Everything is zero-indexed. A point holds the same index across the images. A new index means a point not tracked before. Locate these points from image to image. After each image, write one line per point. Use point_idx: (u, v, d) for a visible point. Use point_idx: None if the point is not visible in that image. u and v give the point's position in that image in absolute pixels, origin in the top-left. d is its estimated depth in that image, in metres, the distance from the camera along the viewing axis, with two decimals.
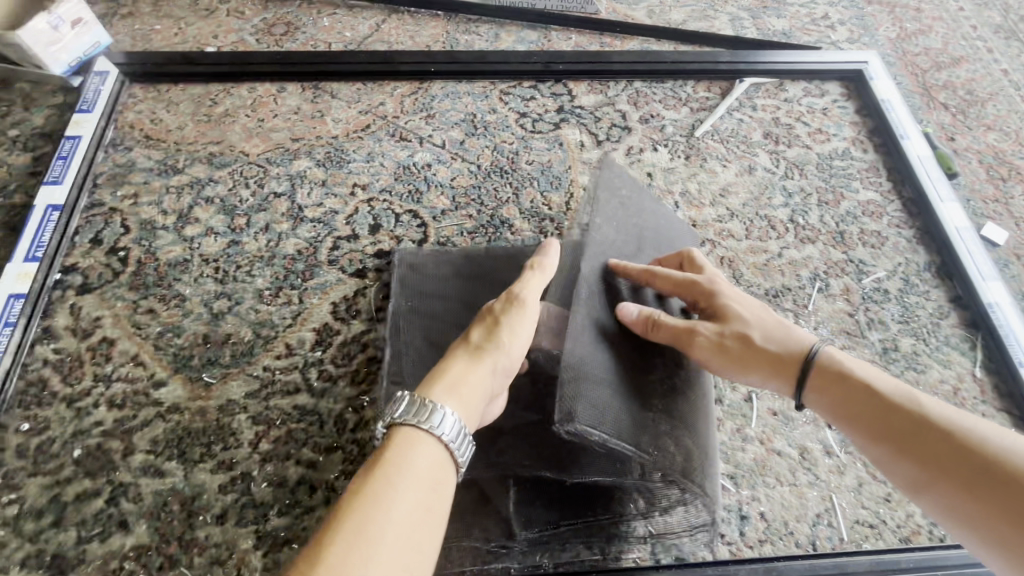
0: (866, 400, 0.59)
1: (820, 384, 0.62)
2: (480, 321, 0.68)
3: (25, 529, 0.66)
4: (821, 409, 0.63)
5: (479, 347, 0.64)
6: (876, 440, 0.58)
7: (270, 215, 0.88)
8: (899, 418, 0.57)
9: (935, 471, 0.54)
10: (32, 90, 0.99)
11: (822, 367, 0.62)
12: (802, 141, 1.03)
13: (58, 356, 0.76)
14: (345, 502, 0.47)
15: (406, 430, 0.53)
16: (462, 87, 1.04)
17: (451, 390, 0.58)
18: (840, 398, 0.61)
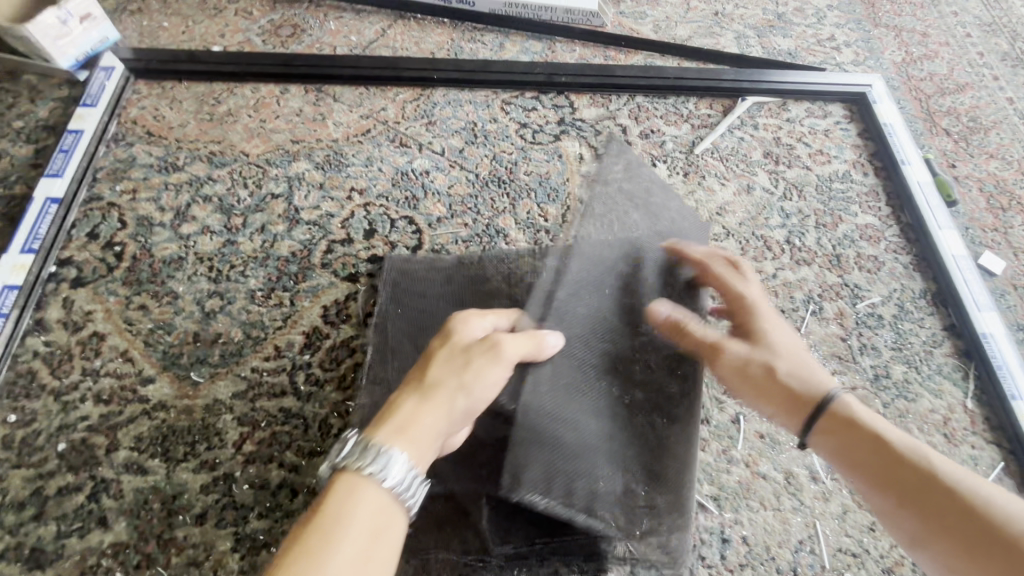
0: (872, 450, 0.59)
1: (831, 427, 0.62)
2: (442, 355, 0.61)
3: (5, 521, 0.66)
4: (827, 452, 0.62)
5: (436, 388, 0.57)
6: (878, 488, 0.58)
7: (266, 216, 0.89)
8: (904, 472, 0.56)
9: (937, 526, 0.53)
10: (38, 83, 1.00)
11: (836, 410, 0.62)
12: (803, 162, 1.03)
13: (48, 348, 0.77)
14: (281, 556, 0.45)
15: (347, 476, 0.50)
16: (464, 95, 1.04)
17: (402, 433, 0.53)
18: (847, 444, 0.60)
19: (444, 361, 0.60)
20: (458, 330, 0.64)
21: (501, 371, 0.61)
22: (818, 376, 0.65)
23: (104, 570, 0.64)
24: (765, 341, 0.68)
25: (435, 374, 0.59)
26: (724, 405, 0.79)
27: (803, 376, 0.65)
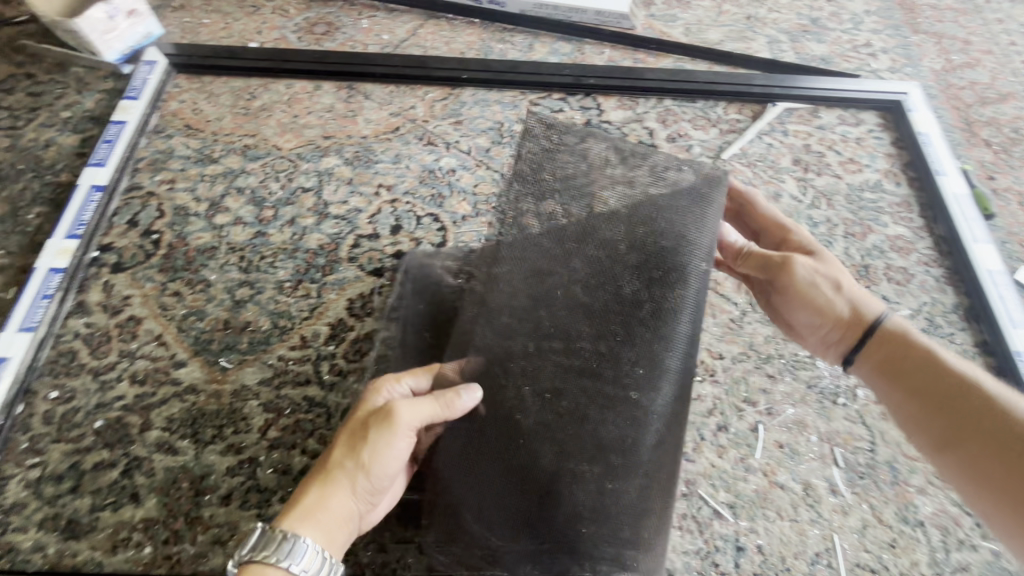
0: (922, 366, 0.66)
1: (884, 344, 0.69)
2: (346, 435, 0.67)
3: (45, 492, 0.69)
4: (871, 365, 0.70)
5: (338, 470, 0.64)
6: (912, 397, 0.66)
7: (296, 209, 0.91)
8: (948, 386, 0.64)
9: (962, 435, 0.61)
10: (86, 75, 1.04)
11: (889, 329, 0.70)
12: (833, 170, 1.01)
13: (89, 330, 0.80)
14: None
15: (256, 566, 0.58)
16: (492, 95, 1.05)
17: (305, 518, 0.61)
18: (895, 360, 0.68)
19: (346, 441, 0.66)
20: (366, 404, 0.69)
21: (400, 442, 0.65)
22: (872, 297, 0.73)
23: (135, 543, 0.67)
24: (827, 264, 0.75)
25: (339, 455, 0.65)
26: (744, 413, 0.79)
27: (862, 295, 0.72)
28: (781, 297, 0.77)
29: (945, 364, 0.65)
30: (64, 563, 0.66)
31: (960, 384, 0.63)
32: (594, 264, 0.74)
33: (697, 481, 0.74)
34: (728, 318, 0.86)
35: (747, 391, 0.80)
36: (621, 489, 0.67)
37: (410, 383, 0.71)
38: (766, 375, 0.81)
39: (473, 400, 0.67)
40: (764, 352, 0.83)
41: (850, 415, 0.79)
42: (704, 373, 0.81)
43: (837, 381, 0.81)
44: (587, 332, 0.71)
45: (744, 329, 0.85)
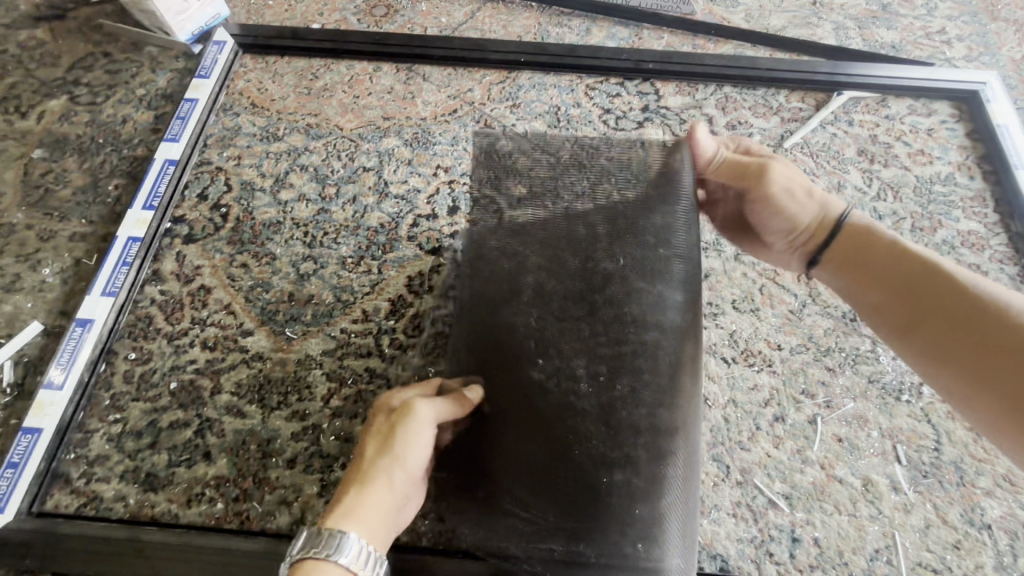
0: (882, 254, 0.67)
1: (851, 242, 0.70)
2: (373, 434, 0.68)
3: (125, 446, 0.74)
4: (838, 265, 0.70)
5: (373, 467, 0.65)
6: (875, 287, 0.66)
7: (357, 188, 0.93)
8: (909, 268, 0.64)
9: (925, 313, 0.62)
10: (158, 55, 1.08)
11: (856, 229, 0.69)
12: (901, 162, 0.98)
13: (163, 297, 0.84)
14: None
15: (310, 562, 0.57)
16: (549, 79, 1.05)
17: (350, 513, 0.62)
18: (864, 258, 0.68)
19: (366, 439, 0.68)
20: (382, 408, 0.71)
21: (429, 435, 0.68)
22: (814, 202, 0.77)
23: (207, 499, 0.71)
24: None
25: (363, 451, 0.67)
26: (802, 405, 0.77)
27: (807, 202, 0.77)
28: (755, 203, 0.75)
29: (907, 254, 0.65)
30: (144, 512, 0.70)
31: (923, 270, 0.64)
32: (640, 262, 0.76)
33: (752, 470, 0.73)
34: (788, 309, 0.84)
35: (805, 382, 0.79)
36: (661, 462, 0.68)
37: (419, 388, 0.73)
38: (826, 368, 0.80)
39: (477, 395, 0.72)
40: (824, 345, 0.81)
41: (914, 412, 0.77)
42: (761, 363, 0.80)
43: (901, 377, 0.79)
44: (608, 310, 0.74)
45: (804, 321, 0.83)
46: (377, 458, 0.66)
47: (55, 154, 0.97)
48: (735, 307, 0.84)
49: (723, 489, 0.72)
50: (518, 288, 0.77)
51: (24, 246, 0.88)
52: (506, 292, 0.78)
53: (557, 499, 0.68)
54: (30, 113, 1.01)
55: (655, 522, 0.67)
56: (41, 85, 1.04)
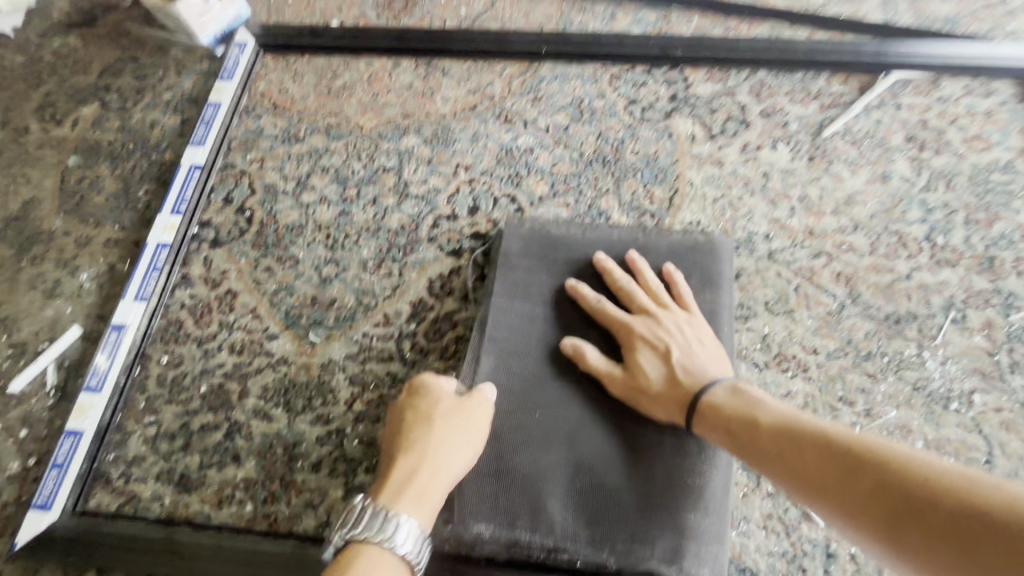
0: (740, 425, 0.60)
1: (703, 421, 0.63)
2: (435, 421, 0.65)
3: (160, 448, 0.76)
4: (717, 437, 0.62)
5: (439, 453, 0.63)
6: (762, 461, 0.57)
7: (378, 189, 0.93)
8: (766, 435, 0.57)
9: (810, 476, 0.52)
10: (183, 58, 1.09)
11: (706, 405, 0.63)
12: (953, 148, 0.90)
13: (193, 301, 0.86)
14: None
15: (369, 549, 0.55)
16: (572, 69, 1.02)
17: (419, 500, 0.60)
18: (722, 438, 0.61)
19: (424, 426, 0.65)
20: (431, 397, 0.67)
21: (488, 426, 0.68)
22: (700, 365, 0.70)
23: (237, 501, 0.73)
24: (674, 315, 0.72)
25: (425, 441, 0.63)
26: (839, 413, 0.73)
27: (683, 373, 0.67)
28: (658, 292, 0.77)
29: (743, 415, 0.60)
30: (178, 513, 0.72)
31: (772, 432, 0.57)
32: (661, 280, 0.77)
33: None
34: (825, 311, 0.80)
35: (843, 389, 0.75)
36: (683, 467, 0.66)
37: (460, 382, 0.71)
38: (866, 374, 0.75)
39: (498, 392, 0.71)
40: (865, 349, 0.77)
41: (964, 422, 0.72)
42: (796, 368, 0.76)
43: (950, 385, 0.74)
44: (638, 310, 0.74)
45: (843, 324, 0.79)
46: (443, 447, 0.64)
47: (89, 161, 1.00)
48: (767, 308, 0.80)
49: (753, 500, 0.70)
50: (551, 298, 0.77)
51: (63, 252, 0.92)
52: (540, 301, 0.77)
53: (594, 507, 0.66)
54: (66, 120, 1.04)
55: (699, 531, 0.64)
56: (74, 92, 1.07)
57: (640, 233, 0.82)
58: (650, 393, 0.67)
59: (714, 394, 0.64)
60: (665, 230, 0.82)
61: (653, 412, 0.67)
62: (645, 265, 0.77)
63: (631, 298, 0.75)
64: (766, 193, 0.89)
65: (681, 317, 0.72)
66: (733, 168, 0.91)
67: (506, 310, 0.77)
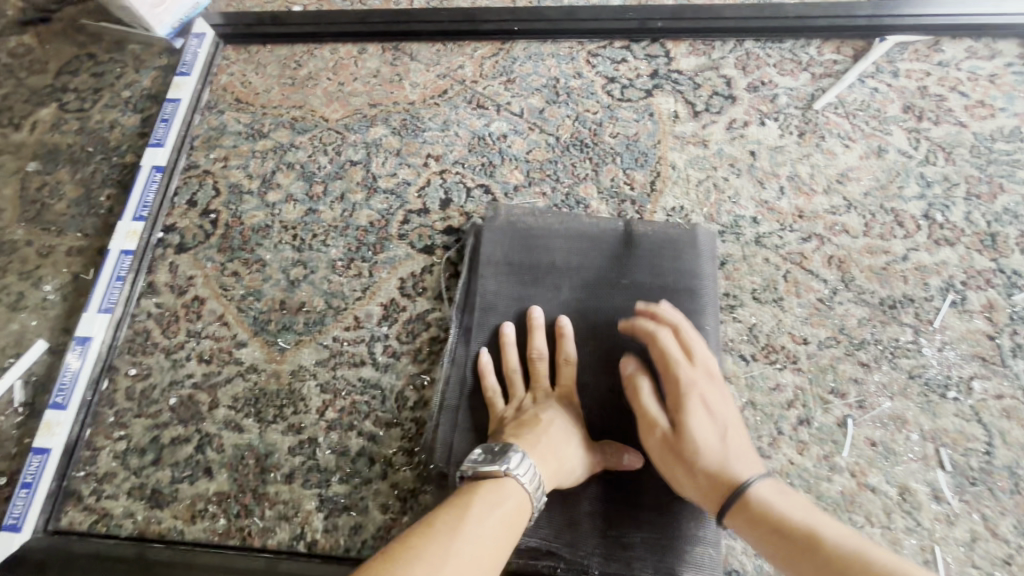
0: (766, 526, 0.54)
1: (741, 511, 0.56)
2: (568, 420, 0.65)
3: (131, 463, 0.75)
4: (744, 526, 0.56)
5: (555, 438, 0.63)
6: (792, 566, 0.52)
7: (346, 184, 0.89)
8: (790, 537, 0.52)
9: None
10: (141, 52, 1.04)
11: (750, 496, 0.56)
12: (955, 117, 0.84)
13: (159, 310, 0.83)
14: (437, 527, 0.50)
15: (509, 482, 0.57)
16: (547, 47, 0.96)
17: (534, 445, 0.61)
18: (764, 540, 0.54)
19: (575, 407, 0.67)
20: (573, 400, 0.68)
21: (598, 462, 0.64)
22: (741, 451, 0.59)
23: (210, 515, 0.71)
24: (722, 382, 0.64)
25: (563, 420, 0.65)
26: (830, 406, 0.70)
27: (728, 454, 0.59)
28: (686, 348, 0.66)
29: (805, 529, 0.52)
30: (151, 529, 0.71)
31: (801, 536, 0.52)
32: (635, 282, 0.75)
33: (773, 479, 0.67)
34: (816, 298, 0.76)
35: (834, 380, 0.71)
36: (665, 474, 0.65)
37: (590, 403, 0.69)
38: (859, 364, 0.72)
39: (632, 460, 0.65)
40: (858, 337, 0.73)
41: (962, 411, 0.69)
42: (785, 360, 0.72)
43: (947, 372, 0.70)
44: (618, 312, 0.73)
45: (834, 311, 0.75)
46: (583, 436, 0.65)
47: (49, 166, 0.96)
48: (755, 297, 0.76)
49: None
50: (528, 300, 0.75)
51: (26, 263, 0.89)
52: (517, 305, 0.75)
53: (582, 519, 0.64)
54: (23, 124, 1.00)
55: (688, 536, 0.63)
56: (30, 94, 1.03)
57: (624, 226, 0.78)
58: (693, 468, 0.59)
59: (767, 491, 0.56)
60: (651, 221, 0.79)
61: (687, 487, 0.60)
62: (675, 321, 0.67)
63: (680, 357, 0.64)
64: (753, 172, 0.84)
65: (715, 386, 0.63)
66: (718, 148, 0.86)
67: (483, 316, 0.75)
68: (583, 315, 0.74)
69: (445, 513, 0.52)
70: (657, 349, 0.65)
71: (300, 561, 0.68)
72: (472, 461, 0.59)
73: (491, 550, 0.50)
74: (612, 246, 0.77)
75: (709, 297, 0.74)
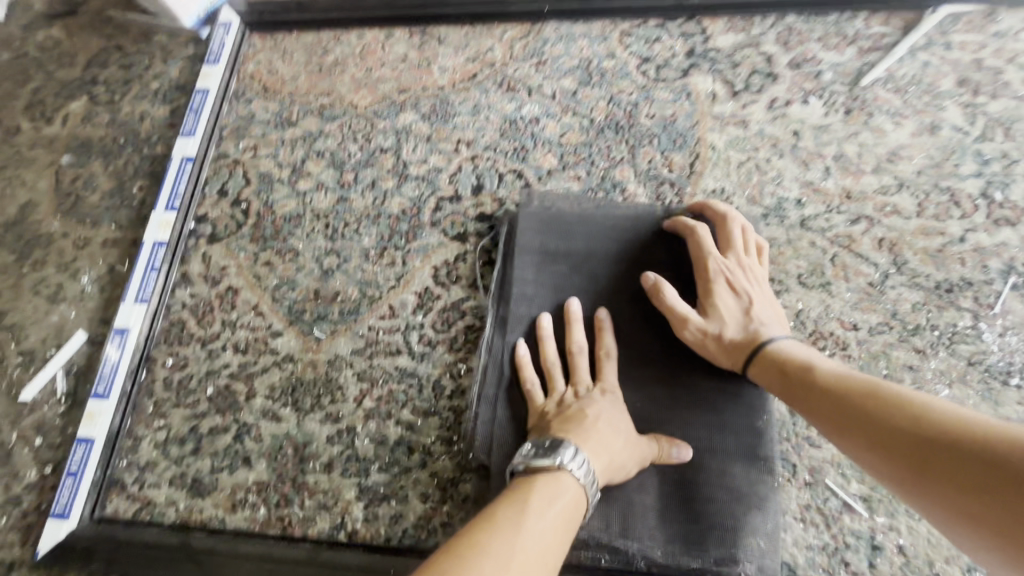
0: (777, 367, 0.61)
1: (760, 367, 0.63)
2: (613, 411, 0.64)
3: (171, 452, 0.75)
4: (762, 371, 0.62)
5: (602, 428, 0.61)
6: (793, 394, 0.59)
7: (376, 172, 0.88)
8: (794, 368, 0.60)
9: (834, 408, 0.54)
10: (168, 42, 1.04)
11: (768, 354, 0.62)
12: (1014, 90, 0.80)
13: (194, 300, 0.83)
14: (500, 519, 0.50)
15: (565, 478, 0.56)
16: (578, 28, 0.93)
17: (585, 438, 0.60)
18: (774, 379, 0.61)
19: (619, 401, 0.65)
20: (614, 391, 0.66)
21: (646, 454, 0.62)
22: (773, 324, 0.65)
23: (250, 504, 0.71)
24: (754, 270, 0.69)
25: (607, 412, 0.64)
26: None
27: (755, 328, 0.65)
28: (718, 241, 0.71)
29: (802, 363, 0.59)
30: (193, 518, 0.71)
31: (807, 369, 0.59)
32: (679, 272, 0.72)
33: (823, 469, 0.65)
34: (866, 282, 0.72)
35: (888, 368, 0.68)
36: (716, 467, 0.64)
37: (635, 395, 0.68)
38: (914, 350, 0.69)
39: (679, 452, 0.63)
40: (912, 322, 0.70)
41: None
42: (834, 347, 0.70)
43: (1010, 358, 0.67)
44: None
45: (886, 296, 0.72)
46: (629, 429, 0.63)
47: (82, 158, 0.97)
48: (801, 282, 0.73)
49: (790, 491, 0.65)
50: (569, 289, 0.73)
51: (63, 255, 0.90)
52: (555, 295, 0.73)
53: (631, 510, 0.63)
54: (55, 117, 1.01)
55: (739, 528, 0.61)
56: (61, 87, 1.03)
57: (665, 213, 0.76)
58: (722, 343, 0.65)
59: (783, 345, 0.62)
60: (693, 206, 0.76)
61: (720, 361, 0.66)
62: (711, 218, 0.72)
63: (711, 250, 0.70)
64: (797, 153, 0.81)
65: (747, 276, 0.69)
66: (760, 128, 0.83)
67: (521, 308, 0.73)
68: (625, 307, 0.72)
69: (504, 508, 0.52)
70: (692, 242, 0.71)
71: (342, 550, 0.68)
72: (524, 456, 0.58)
73: (553, 545, 0.50)
74: (656, 234, 0.75)
75: None
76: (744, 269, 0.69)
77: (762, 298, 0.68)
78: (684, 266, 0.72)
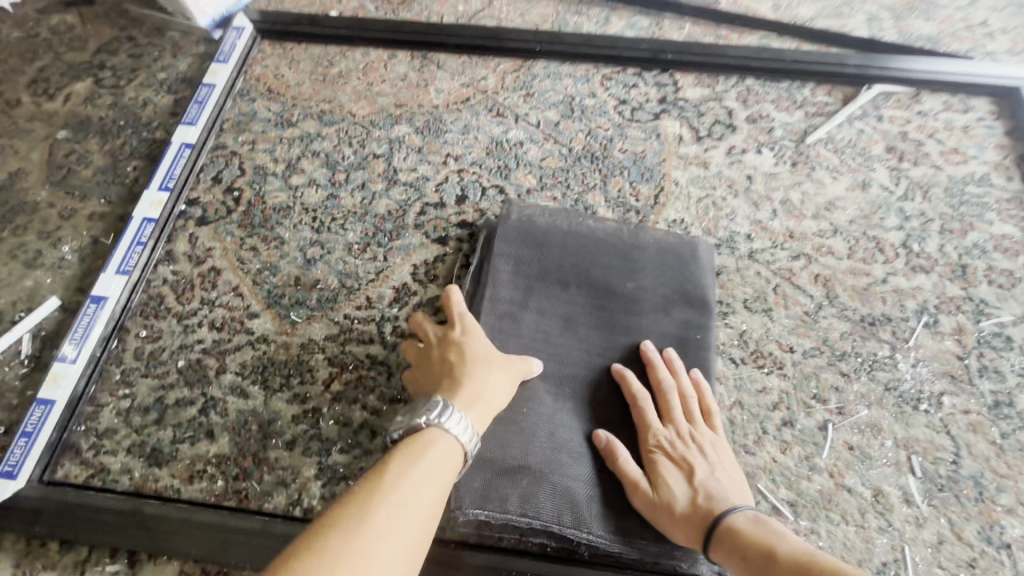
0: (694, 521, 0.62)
1: (699, 534, 0.61)
2: (474, 358, 0.67)
3: (133, 421, 0.76)
4: (694, 534, 0.62)
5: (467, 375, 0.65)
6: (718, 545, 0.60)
7: (367, 174, 0.93)
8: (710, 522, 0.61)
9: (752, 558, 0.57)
10: (180, 39, 1.10)
11: (722, 527, 0.60)
12: (932, 160, 0.93)
13: (175, 277, 0.86)
14: (356, 500, 0.49)
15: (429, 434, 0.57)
16: (565, 69, 1.03)
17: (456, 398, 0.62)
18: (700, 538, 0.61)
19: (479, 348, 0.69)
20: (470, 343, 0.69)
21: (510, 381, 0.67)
22: (729, 492, 0.64)
23: (208, 476, 0.72)
24: (704, 437, 0.68)
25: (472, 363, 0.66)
26: (813, 410, 0.74)
27: (709, 498, 0.63)
28: (667, 398, 0.71)
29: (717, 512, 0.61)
30: (147, 486, 0.72)
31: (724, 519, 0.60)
32: (640, 283, 0.79)
33: (755, 475, 0.71)
34: (802, 311, 0.81)
35: (817, 387, 0.76)
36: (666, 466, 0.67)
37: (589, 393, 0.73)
38: (840, 373, 0.77)
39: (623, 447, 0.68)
40: (839, 349, 0.78)
41: (933, 423, 0.74)
42: (772, 365, 0.77)
43: (921, 386, 0.76)
44: (617, 311, 0.78)
45: (819, 323, 0.80)
46: (493, 368, 0.67)
47: (78, 135, 1.00)
48: (746, 306, 0.81)
49: None
50: (536, 292, 0.79)
51: (47, 224, 0.91)
52: (522, 296, 0.78)
53: (581, 503, 0.66)
54: (57, 95, 1.04)
55: None
56: (67, 68, 1.07)
57: (630, 232, 0.83)
58: (676, 517, 0.63)
59: (734, 516, 0.60)
60: (655, 230, 0.84)
61: (675, 535, 0.63)
62: (657, 374, 0.72)
63: (655, 421, 0.69)
64: (749, 195, 0.91)
65: (698, 443, 0.67)
66: (718, 170, 0.93)
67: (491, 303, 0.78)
68: (587, 314, 0.77)
69: (362, 486, 0.51)
70: (636, 410, 0.70)
71: (295, 525, 0.69)
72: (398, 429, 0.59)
73: (422, 509, 0.50)
74: (620, 251, 0.82)
75: (706, 306, 0.78)
76: (686, 438, 0.68)
77: (716, 462, 0.66)
78: (644, 280, 0.79)
